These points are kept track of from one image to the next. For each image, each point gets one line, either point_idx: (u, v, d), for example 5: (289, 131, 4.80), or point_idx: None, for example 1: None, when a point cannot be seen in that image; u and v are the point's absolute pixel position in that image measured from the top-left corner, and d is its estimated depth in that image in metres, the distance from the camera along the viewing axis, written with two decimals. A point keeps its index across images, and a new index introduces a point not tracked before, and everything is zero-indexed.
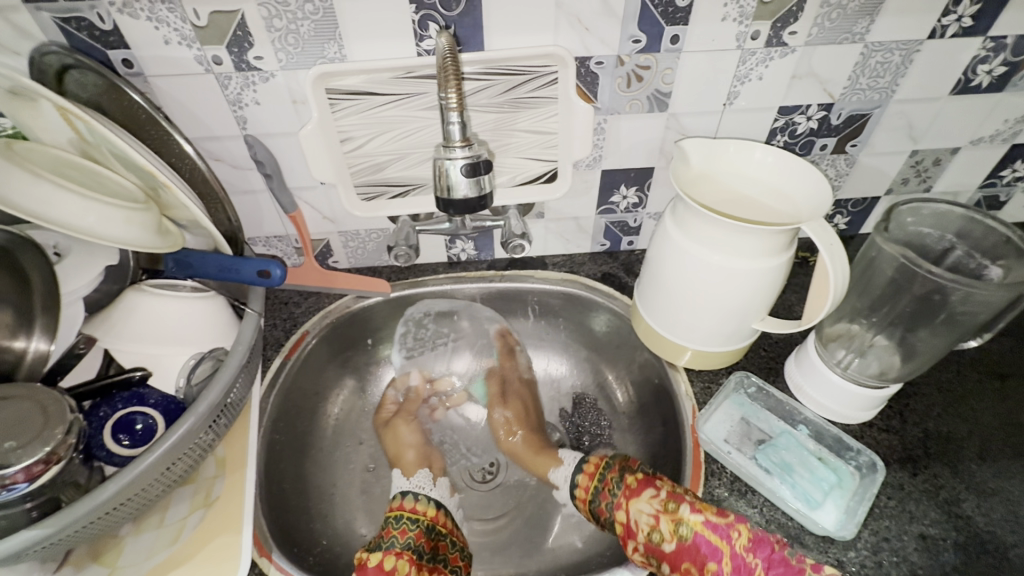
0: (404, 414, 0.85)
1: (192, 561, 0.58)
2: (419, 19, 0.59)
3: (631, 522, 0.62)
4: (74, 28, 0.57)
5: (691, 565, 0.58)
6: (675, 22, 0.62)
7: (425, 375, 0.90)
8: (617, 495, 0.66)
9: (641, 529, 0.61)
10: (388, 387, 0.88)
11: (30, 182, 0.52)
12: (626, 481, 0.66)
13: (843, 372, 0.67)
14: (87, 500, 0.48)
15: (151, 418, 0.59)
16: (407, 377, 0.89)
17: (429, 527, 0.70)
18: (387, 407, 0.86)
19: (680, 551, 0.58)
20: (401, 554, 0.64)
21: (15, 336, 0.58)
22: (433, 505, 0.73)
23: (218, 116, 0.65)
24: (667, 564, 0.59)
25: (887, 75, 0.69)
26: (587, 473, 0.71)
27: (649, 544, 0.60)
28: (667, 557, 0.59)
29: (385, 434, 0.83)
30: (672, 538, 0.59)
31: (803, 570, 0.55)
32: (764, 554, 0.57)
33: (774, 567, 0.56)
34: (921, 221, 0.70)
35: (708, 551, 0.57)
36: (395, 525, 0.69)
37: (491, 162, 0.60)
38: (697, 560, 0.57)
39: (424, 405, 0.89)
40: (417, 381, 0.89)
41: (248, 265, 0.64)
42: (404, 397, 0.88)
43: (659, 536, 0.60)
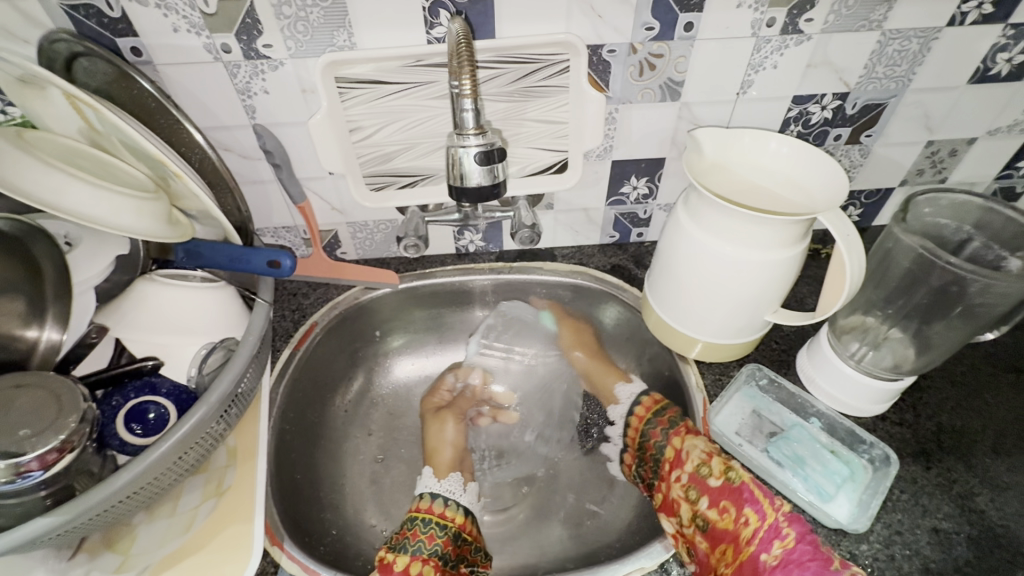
0: (454, 410, 0.85)
1: (203, 550, 0.59)
2: (429, 7, 0.58)
3: (683, 452, 0.65)
4: (83, 15, 0.56)
5: (729, 505, 0.59)
6: (689, 9, 0.61)
7: (487, 378, 0.90)
8: (674, 426, 0.69)
9: (691, 460, 0.64)
10: (450, 373, 0.89)
11: (42, 171, 0.52)
12: (684, 420, 0.69)
13: (857, 365, 0.66)
14: (100, 488, 0.48)
15: (164, 408, 0.59)
16: (470, 371, 0.89)
17: (456, 533, 0.70)
18: (439, 396, 0.86)
19: (723, 490, 0.60)
20: (427, 561, 0.64)
21: (28, 324, 0.59)
22: (461, 511, 0.72)
23: (227, 105, 0.65)
24: (705, 498, 0.61)
25: (904, 64, 0.67)
26: (650, 399, 0.75)
27: (694, 474, 0.63)
28: (709, 490, 0.61)
29: (430, 422, 0.83)
30: (720, 477, 0.61)
31: (832, 559, 0.53)
32: (801, 528, 0.56)
33: (805, 542, 0.54)
34: (939, 212, 0.69)
35: (750, 499, 0.58)
36: (421, 529, 0.68)
37: (504, 150, 0.59)
38: (736, 502, 0.59)
39: (474, 405, 0.89)
40: (478, 379, 0.89)
41: (257, 255, 0.64)
42: (458, 393, 0.88)
43: (706, 470, 0.62)
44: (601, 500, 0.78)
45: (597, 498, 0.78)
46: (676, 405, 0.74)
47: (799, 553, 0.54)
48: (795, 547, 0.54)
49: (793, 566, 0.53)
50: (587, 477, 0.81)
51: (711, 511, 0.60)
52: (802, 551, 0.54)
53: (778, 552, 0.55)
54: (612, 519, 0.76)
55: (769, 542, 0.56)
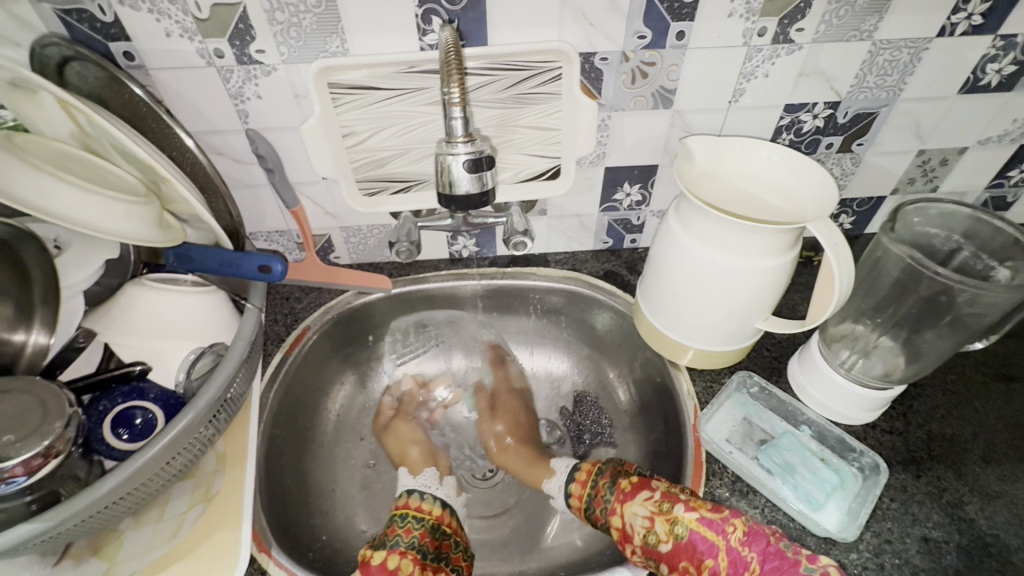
0: (404, 414, 0.85)
1: (191, 556, 0.58)
2: (422, 13, 0.59)
3: (627, 525, 0.62)
4: (75, 20, 0.56)
5: (688, 564, 0.57)
6: (681, 17, 0.61)
7: (417, 379, 0.89)
8: (611, 495, 0.66)
9: (637, 532, 0.61)
10: (385, 393, 0.87)
11: (33, 175, 0.52)
12: (618, 481, 0.66)
13: (847, 373, 0.66)
14: (86, 494, 0.48)
15: (151, 414, 0.59)
16: (400, 382, 0.88)
17: (434, 526, 0.69)
18: (385, 411, 0.85)
19: (676, 551, 0.58)
20: (405, 554, 0.63)
21: (15, 329, 0.58)
22: (438, 504, 0.71)
23: (220, 110, 0.65)
24: (665, 564, 0.58)
25: (895, 73, 0.68)
26: (582, 471, 0.72)
27: (645, 546, 0.60)
28: (664, 557, 0.58)
29: (386, 437, 0.83)
30: (669, 539, 0.58)
31: (798, 561, 0.52)
32: (759, 547, 0.54)
33: (770, 560, 0.53)
34: (928, 221, 0.69)
35: (703, 549, 0.56)
36: (398, 524, 0.68)
37: (494, 158, 0.59)
38: (693, 558, 0.56)
39: (420, 406, 0.88)
40: (410, 385, 0.88)
41: (248, 260, 0.64)
42: (399, 401, 0.87)
43: (654, 537, 0.59)
44: None
45: None
46: (609, 462, 0.70)
47: None
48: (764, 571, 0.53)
49: None
50: None
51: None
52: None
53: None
54: None
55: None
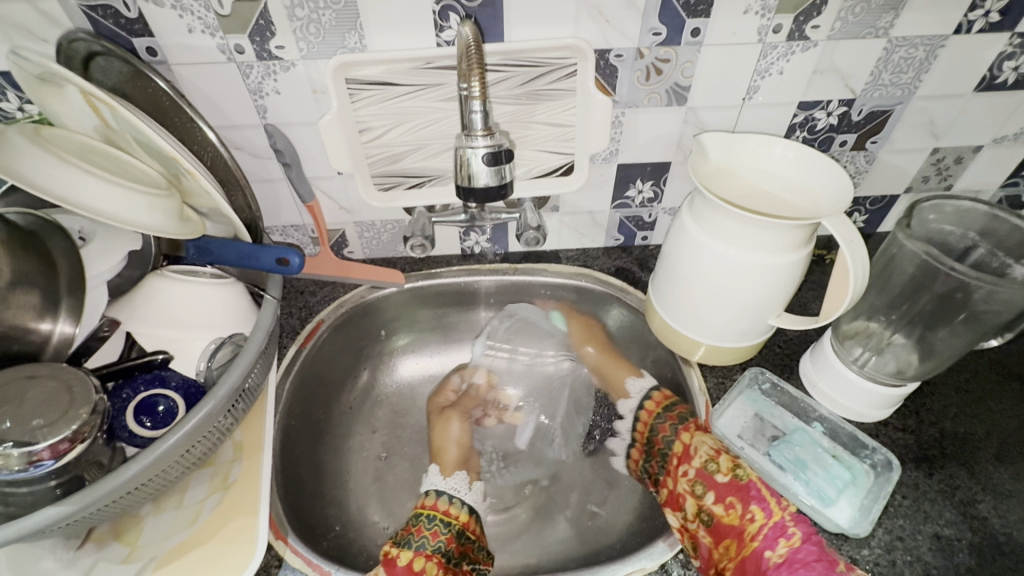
0: (459, 409, 0.86)
1: (208, 543, 0.59)
2: (440, 10, 0.59)
3: (691, 447, 0.67)
4: (101, 16, 0.57)
5: (735, 501, 0.61)
6: (696, 14, 0.61)
7: (492, 379, 0.91)
8: (683, 421, 0.70)
9: (699, 455, 0.65)
10: (455, 374, 0.89)
11: (59, 168, 0.53)
12: (693, 415, 0.70)
13: (860, 370, 0.66)
14: (110, 479, 0.49)
15: (173, 401, 0.60)
16: (475, 372, 0.90)
17: (460, 531, 0.70)
18: (443, 396, 0.87)
19: (730, 486, 0.62)
20: (431, 557, 0.64)
21: (42, 318, 0.59)
22: (465, 509, 0.73)
23: (239, 105, 0.66)
24: (711, 494, 0.62)
25: (910, 71, 0.68)
26: (660, 395, 0.76)
27: (702, 470, 0.64)
28: (716, 486, 0.62)
29: (434, 423, 0.85)
30: (728, 473, 0.63)
31: (836, 561, 0.55)
32: (806, 528, 0.57)
33: (811, 543, 0.56)
34: (943, 219, 0.69)
35: (756, 496, 0.60)
36: (426, 524, 0.68)
37: (513, 151, 0.60)
38: (743, 499, 0.60)
39: (478, 406, 0.89)
40: (482, 380, 0.90)
41: (266, 252, 0.64)
42: (463, 392, 0.89)
43: (714, 467, 0.64)
44: (602, 501, 0.79)
45: (598, 499, 0.79)
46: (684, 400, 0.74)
47: (803, 552, 0.56)
48: (801, 547, 0.56)
49: (798, 566, 0.55)
50: (589, 477, 0.82)
51: (717, 507, 0.61)
52: (808, 551, 0.56)
53: (783, 550, 0.57)
54: (613, 520, 0.76)
55: (774, 540, 0.57)
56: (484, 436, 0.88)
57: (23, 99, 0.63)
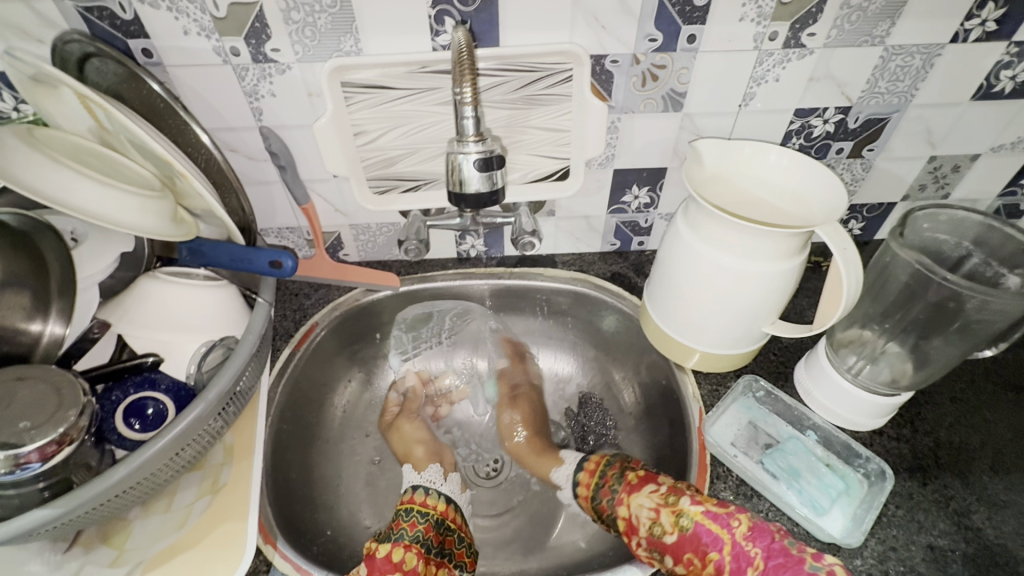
0: (408, 411, 0.85)
1: (197, 547, 0.59)
2: (436, 14, 0.59)
3: (632, 517, 0.63)
4: (96, 17, 0.57)
5: (692, 555, 0.57)
6: (692, 21, 0.61)
7: (423, 375, 0.89)
8: (619, 489, 0.67)
9: (642, 523, 0.61)
10: (391, 390, 0.87)
11: (52, 169, 0.53)
12: (626, 478, 0.67)
13: (854, 379, 0.66)
14: (98, 481, 0.49)
15: (162, 404, 0.59)
16: (404, 378, 0.88)
17: (438, 521, 0.70)
18: (389, 410, 0.85)
19: (681, 543, 0.58)
20: (410, 547, 0.64)
21: (31, 319, 0.59)
22: (443, 499, 0.72)
23: (235, 108, 0.66)
24: (670, 557, 0.59)
25: (907, 79, 0.68)
26: (588, 467, 0.73)
27: (651, 538, 0.60)
28: (669, 549, 0.59)
29: (391, 437, 0.83)
30: (673, 530, 0.58)
31: (804, 559, 0.52)
32: (765, 543, 0.54)
33: (773, 557, 0.53)
34: (938, 228, 0.69)
35: (707, 540, 0.56)
36: (404, 518, 0.68)
37: (504, 157, 0.60)
38: (697, 550, 0.57)
39: (425, 404, 0.88)
40: (414, 381, 0.88)
41: (260, 255, 0.64)
42: (405, 397, 0.87)
43: (660, 529, 0.60)
44: None
45: None
46: (617, 458, 0.72)
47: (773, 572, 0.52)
48: (768, 566, 0.53)
49: None
50: None
51: (680, 568, 0.58)
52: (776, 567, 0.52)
53: None
54: None
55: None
56: (449, 425, 0.89)
57: (18, 99, 0.63)
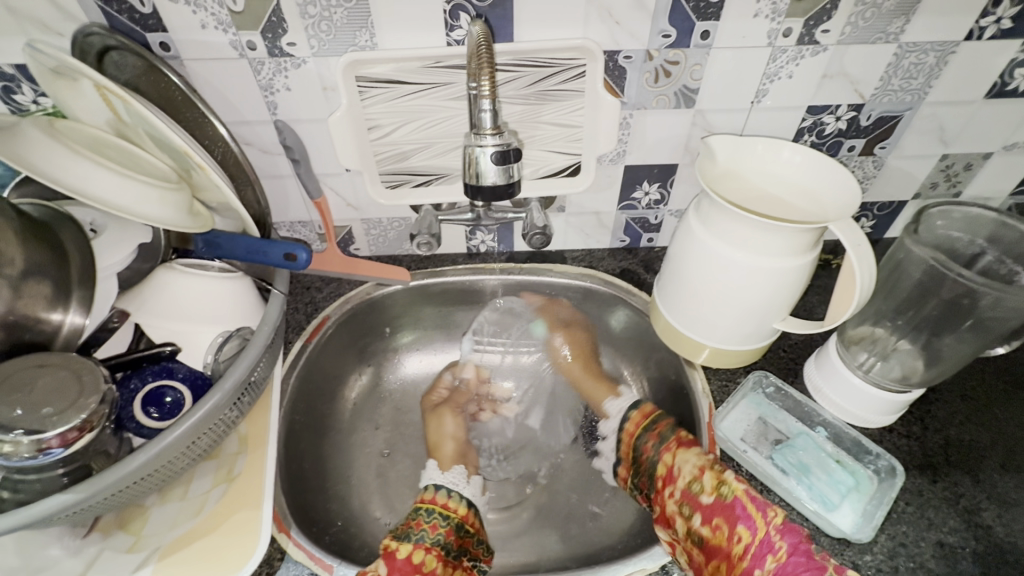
0: (451, 405, 0.86)
1: (213, 534, 0.60)
2: (450, 9, 0.60)
3: (675, 467, 0.65)
4: (116, 10, 0.58)
5: (721, 521, 0.59)
6: (706, 17, 0.62)
7: (482, 372, 0.90)
8: (666, 441, 0.69)
9: (683, 476, 0.64)
10: (446, 371, 0.89)
11: (71, 159, 0.54)
12: (677, 432, 0.69)
13: (865, 375, 0.66)
14: (116, 468, 0.50)
15: (180, 393, 0.61)
16: (464, 367, 0.89)
17: (459, 525, 0.70)
18: (437, 393, 0.87)
19: (715, 507, 0.60)
20: (430, 550, 0.64)
21: (52, 308, 0.57)
22: (464, 503, 0.72)
23: (250, 102, 0.67)
24: (698, 516, 0.61)
25: (921, 77, 0.68)
26: (639, 412, 0.75)
27: (686, 491, 0.63)
28: (701, 507, 0.61)
29: (428, 420, 0.84)
30: (712, 493, 0.61)
31: (825, 567, 0.53)
32: (793, 540, 0.56)
33: (798, 554, 0.54)
34: (951, 225, 0.69)
35: (741, 514, 0.58)
36: (425, 518, 0.68)
37: (521, 150, 0.60)
38: (729, 519, 0.59)
39: (472, 400, 0.89)
40: (471, 374, 0.89)
41: (274, 247, 0.65)
42: (455, 386, 0.88)
43: (699, 487, 0.62)
44: (604, 501, 0.79)
45: (600, 500, 0.79)
46: (668, 417, 0.73)
47: (790, 567, 0.54)
48: (788, 561, 0.55)
49: None
50: (590, 478, 0.82)
51: (704, 528, 0.60)
52: (795, 564, 0.54)
53: (771, 566, 0.55)
54: (615, 521, 0.76)
55: (762, 558, 0.56)
56: (482, 430, 0.88)
57: (38, 92, 0.64)
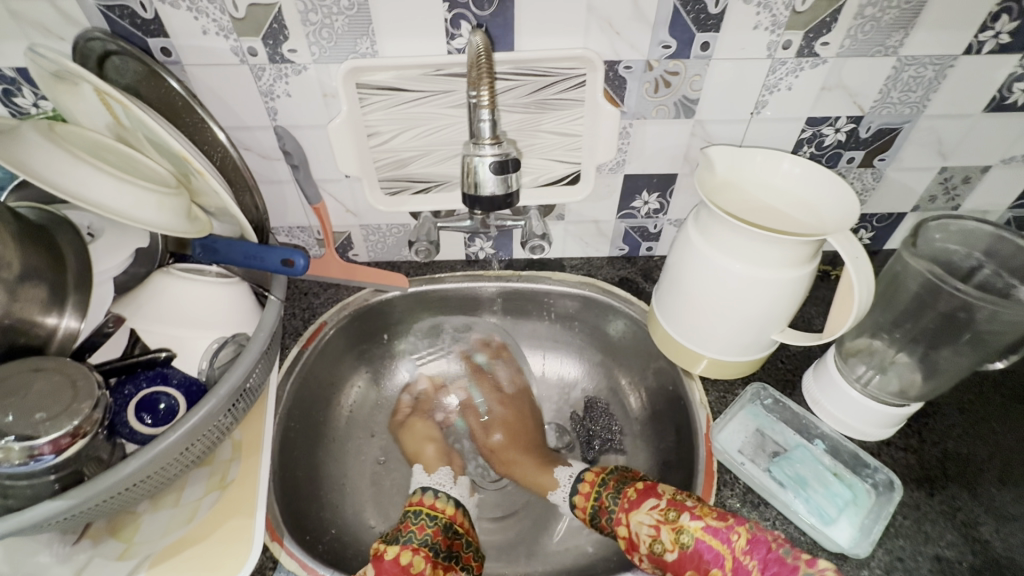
0: (420, 413, 0.88)
1: (205, 542, 0.59)
2: (452, 18, 0.60)
3: (633, 534, 0.63)
4: (118, 16, 0.58)
5: (695, 573, 0.57)
6: (706, 29, 0.62)
7: (436, 381, 0.91)
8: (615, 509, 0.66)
9: (644, 541, 0.61)
10: (403, 391, 0.89)
11: (69, 162, 0.54)
12: (622, 494, 0.67)
13: (863, 389, 0.66)
14: (109, 474, 0.49)
15: (174, 399, 0.60)
16: (416, 381, 0.90)
17: (447, 525, 0.69)
18: (402, 408, 0.88)
19: (683, 561, 0.58)
20: (418, 551, 0.64)
21: (47, 312, 0.57)
22: (452, 503, 0.71)
23: (251, 108, 0.67)
24: (672, 573, 0.59)
25: (919, 90, 0.68)
26: (588, 482, 0.73)
27: (651, 554, 0.61)
28: (671, 566, 0.59)
29: (401, 434, 0.85)
30: (674, 548, 0.59)
31: (798, 567, 0.53)
32: (762, 556, 0.55)
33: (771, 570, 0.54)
34: (949, 238, 0.69)
35: (708, 558, 0.57)
36: (413, 521, 0.68)
37: (520, 160, 0.60)
38: (700, 567, 0.57)
39: (436, 408, 0.90)
40: (426, 385, 0.90)
41: (272, 253, 0.65)
42: (416, 400, 0.89)
43: (660, 547, 0.60)
44: None
45: None
46: (618, 472, 0.72)
47: None
48: None
49: None
50: None
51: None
52: None
53: None
54: None
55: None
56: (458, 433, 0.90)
57: (38, 95, 0.64)
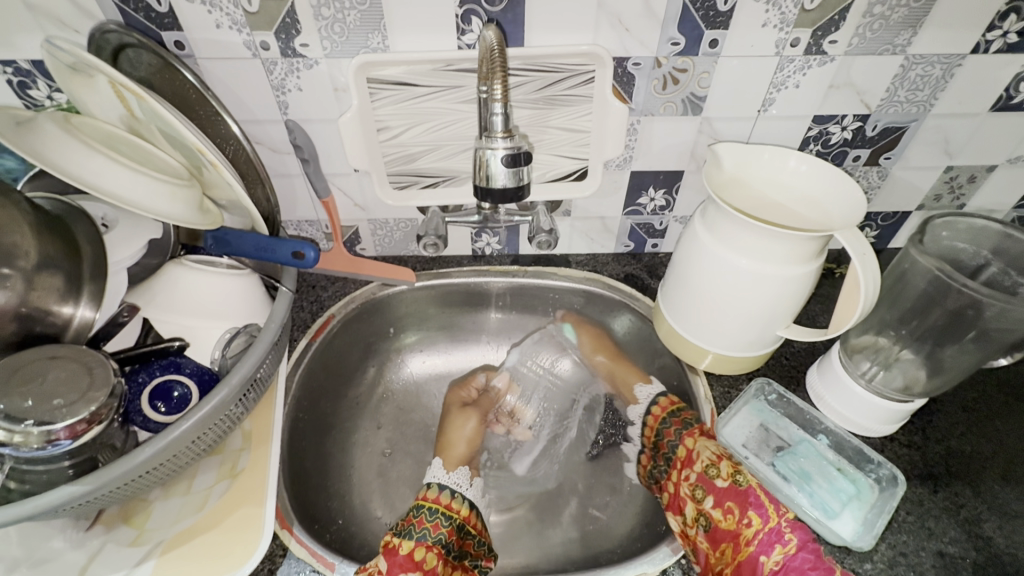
0: (479, 408, 0.86)
1: (216, 530, 0.60)
2: (462, 14, 0.61)
3: (694, 451, 0.67)
4: (132, 9, 0.59)
5: (734, 506, 0.61)
6: (715, 26, 0.62)
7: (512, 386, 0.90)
8: (686, 427, 0.71)
9: (700, 460, 0.66)
10: (482, 372, 0.90)
11: (86, 154, 0.55)
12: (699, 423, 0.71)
13: (867, 384, 0.67)
14: (124, 461, 0.50)
15: (187, 388, 0.61)
16: (497, 374, 0.90)
17: (461, 525, 0.70)
18: (466, 391, 0.88)
19: (729, 492, 0.62)
20: (431, 548, 0.64)
21: (64, 301, 0.58)
22: (467, 504, 0.73)
23: (263, 101, 0.67)
24: (711, 498, 0.63)
25: (927, 88, 0.68)
26: (667, 400, 0.77)
27: (703, 475, 0.65)
28: (716, 491, 0.63)
29: (452, 415, 0.84)
30: (727, 479, 0.62)
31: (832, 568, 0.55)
32: (803, 536, 0.57)
33: (807, 550, 0.56)
34: (956, 236, 0.69)
35: (755, 502, 0.60)
36: (427, 517, 0.68)
37: (531, 154, 0.61)
38: (741, 504, 0.60)
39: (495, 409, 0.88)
40: (501, 383, 0.90)
41: (283, 245, 0.65)
42: (484, 392, 0.89)
43: (715, 472, 0.64)
44: (604, 505, 0.79)
45: (600, 503, 0.79)
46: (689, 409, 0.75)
47: (799, 560, 0.56)
48: (796, 554, 0.56)
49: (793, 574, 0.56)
50: (590, 482, 0.82)
51: (716, 511, 0.62)
52: (802, 559, 0.56)
53: (778, 556, 0.57)
54: (614, 525, 0.76)
55: (770, 545, 0.58)
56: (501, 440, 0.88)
57: (52, 87, 0.65)
